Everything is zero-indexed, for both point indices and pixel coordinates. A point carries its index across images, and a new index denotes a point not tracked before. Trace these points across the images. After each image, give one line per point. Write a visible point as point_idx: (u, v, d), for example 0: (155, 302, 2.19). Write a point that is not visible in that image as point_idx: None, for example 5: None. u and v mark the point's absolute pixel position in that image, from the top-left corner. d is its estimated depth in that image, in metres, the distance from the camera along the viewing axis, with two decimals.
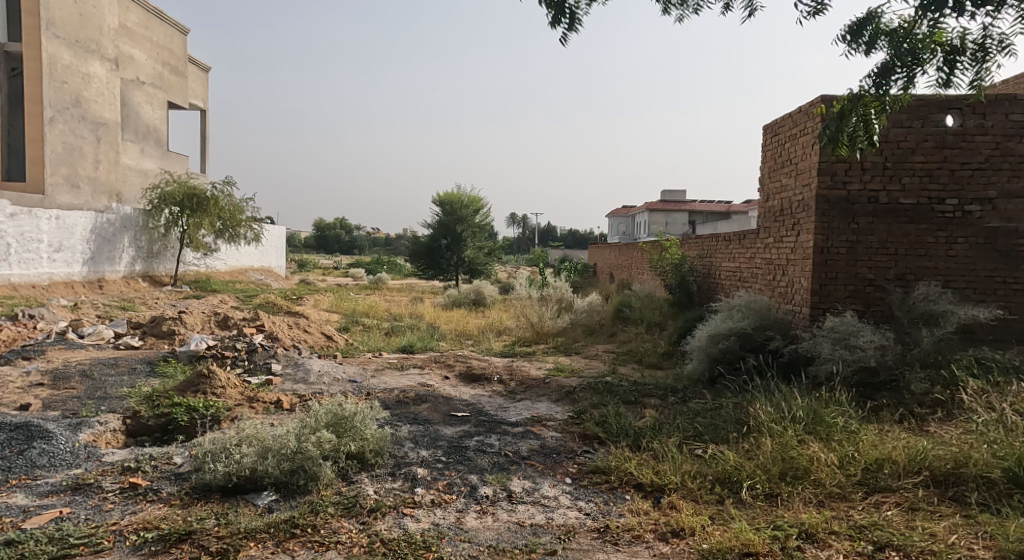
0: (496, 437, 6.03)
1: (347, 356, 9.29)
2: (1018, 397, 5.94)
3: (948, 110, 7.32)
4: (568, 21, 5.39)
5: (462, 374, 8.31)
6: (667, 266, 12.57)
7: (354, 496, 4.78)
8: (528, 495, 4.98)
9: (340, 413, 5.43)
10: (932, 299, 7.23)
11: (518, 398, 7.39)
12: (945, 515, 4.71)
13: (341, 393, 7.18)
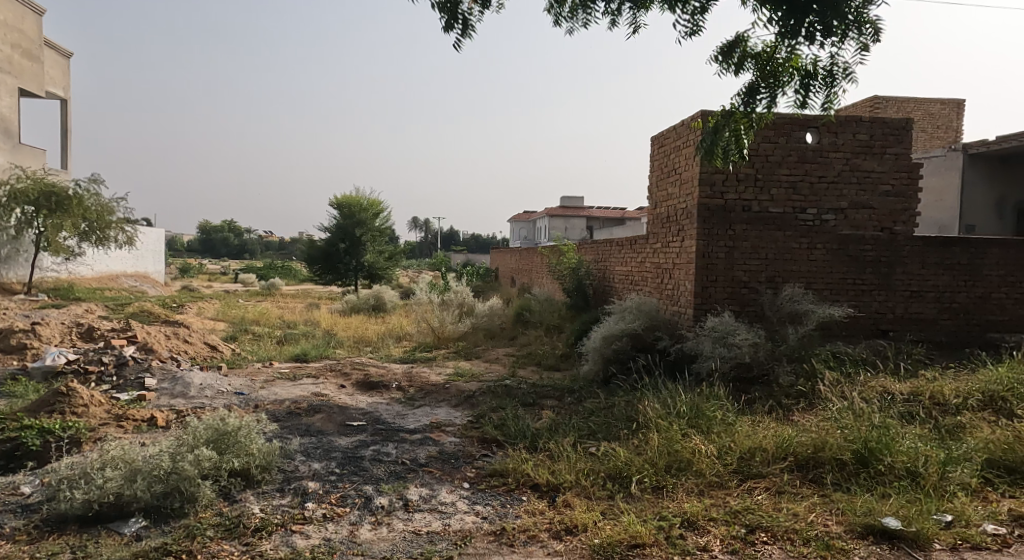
0: (393, 445, 6.12)
1: (233, 367, 9.07)
2: (866, 386, 6.64)
3: (808, 128, 8.04)
4: (462, 27, 5.54)
5: (359, 382, 8.31)
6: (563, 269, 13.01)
7: (236, 516, 4.75)
8: (425, 503, 5.11)
9: (222, 429, 5.36)
10: (797, 299, 7.92)
11: (417, 404, 7.49)
12: (805, 496, 5.19)
13: (226, 407, 7.04)
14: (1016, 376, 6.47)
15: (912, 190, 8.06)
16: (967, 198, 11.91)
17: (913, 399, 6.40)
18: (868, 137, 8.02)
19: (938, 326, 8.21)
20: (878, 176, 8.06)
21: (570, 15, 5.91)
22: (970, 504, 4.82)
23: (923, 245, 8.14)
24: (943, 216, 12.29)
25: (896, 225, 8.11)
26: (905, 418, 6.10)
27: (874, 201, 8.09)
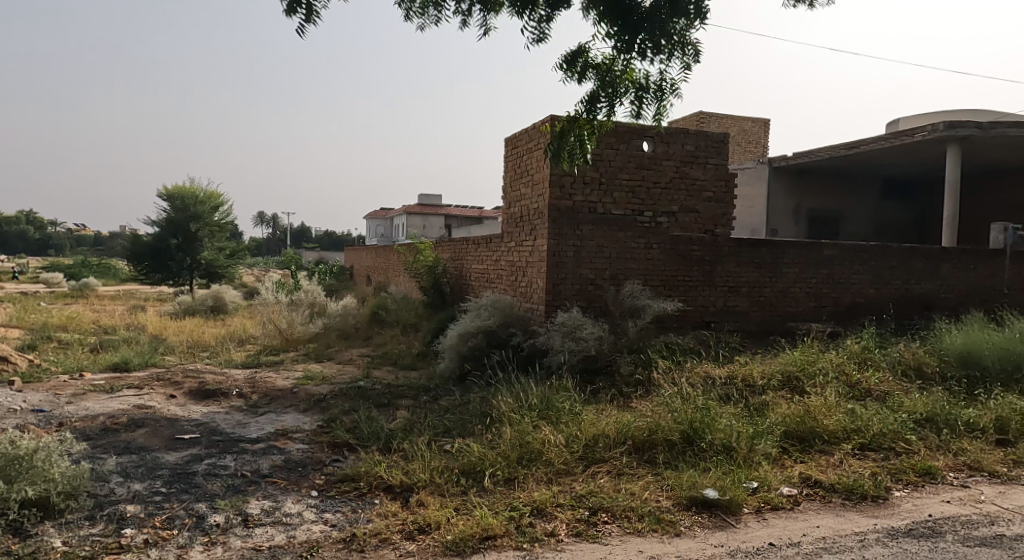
0: (231, 458, 5.99)
1: (29, 383, 8.33)
2: (692, 372, 7.37)
3: (644, 137, 8.73)
4: (307, 13, 5.51)
5: (191, 392, 7.99)
6: (416, 268, 13.12)
7: (31, 553, 4.39)
8: (267, 516, 5.00)
9: (12, 454, 4.89)
10: (636, 295, 8.55)
11: (260, 411, 7.34)
12: (642, 475, 5.64)
13: (20, 428, 6.51)
14: (807, 358, 7.49)
15: (728, 197, 9.07)
16: (774, 204, 13.34)
17: (729, 381, 7.19)
18: (694, 148, 8.87)
19: (750, 317, 9.22)
20: (703, 183, 8.95)
21: (421, 11, 6.07)
22: (772, 471, 5.50)
23: (737, 247, 9.11)
24: (753, 220, 13.62)
25: (717, 228, 9.07)
26: (722, 399, 6.84)
27: (699, 206, 8.96)
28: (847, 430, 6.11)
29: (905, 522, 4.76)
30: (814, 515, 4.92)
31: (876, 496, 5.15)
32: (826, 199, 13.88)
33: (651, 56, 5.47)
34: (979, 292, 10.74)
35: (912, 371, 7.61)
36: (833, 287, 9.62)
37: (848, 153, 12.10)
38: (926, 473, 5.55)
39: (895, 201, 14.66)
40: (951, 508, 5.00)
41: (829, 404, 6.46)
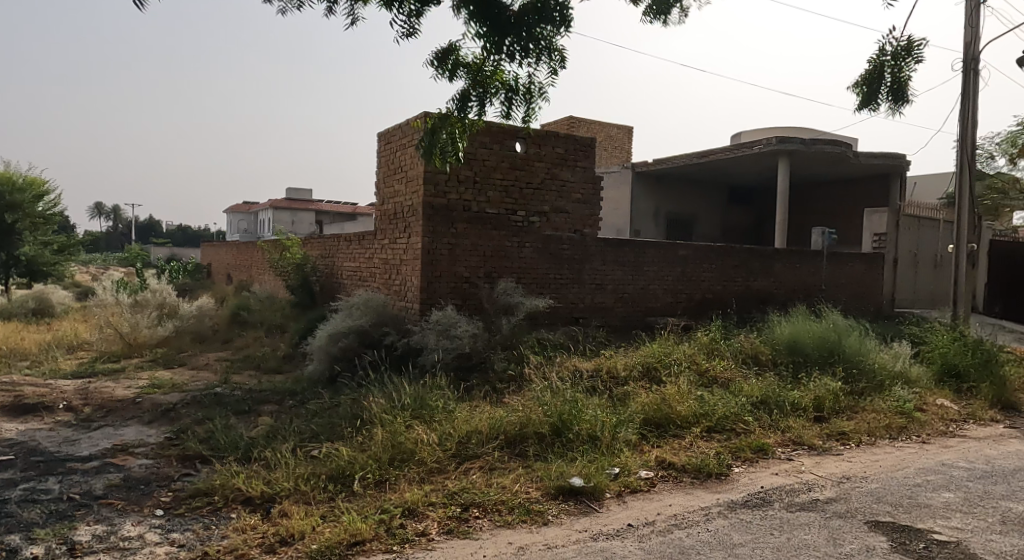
0: (57, 480, 5.57)
1: None
2: (561, 366, 7.67)
3: (516, 138, 8.96)
4: None
5: (7, 407, 7.31)
6: (280, 266, 12.69)
7: None
8: (100, 543, 4.67)
9: None
10: (510, 292, 8.75)
11: (94, 427, 6.87)
12: (512, 469, 5.79)
13: None
14: (664, 350, 8.01)
15: (596, 198, 9.51)
16: (636, 207, 14.05)
17: (595, 374, 7.56)
18: (563, 151, 9.22)
19: (615, 313, 9.70)
20: (572, 185, 9.32)
21: None
22: (631, 457, 5.85)
23: (604, 246, 9.55)
24: (619, 221, 14.27)
25: (585, 228, 9.47)
26: (589, 391, 7.17)
27: (569, 207, 9.32)
28: (696, 414, 6.61)
29: (742, 495, 5.24)
30: (667, 494, 5.31)
31: (719, 474, 5.62)
32: (682, 203, 14.82)
33: (519, 60, 5.63)
34: (805, 289, 11.92)
35: (751, 359, 8.44)
36: (687, 284, 10.32)
37: (699, 161, 13.06)
38: (759, 450, 6.15)
39: (740, 207, 15.93)
40: (777, 479, 5.57)
41: (682, 391, 6.96)
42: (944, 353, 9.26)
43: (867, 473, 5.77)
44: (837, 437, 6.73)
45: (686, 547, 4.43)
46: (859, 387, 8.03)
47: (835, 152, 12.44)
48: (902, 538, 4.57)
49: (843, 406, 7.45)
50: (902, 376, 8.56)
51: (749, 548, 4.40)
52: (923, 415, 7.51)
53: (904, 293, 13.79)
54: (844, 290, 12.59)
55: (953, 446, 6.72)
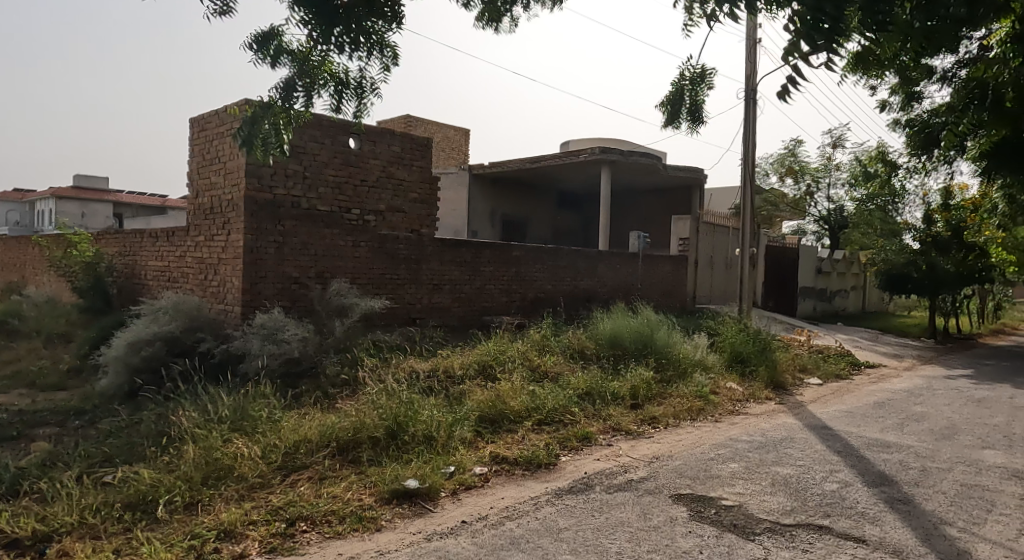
0: None
1: None
2: (397, 367, 7.61)
3: (350, 134, 8.76)
4: None
5: None
6: (67, 268, 11.35)
7: None
8: None
9: None
10: (343, 294, 8.45)
11: None
12: (345, 476, 5.57)
13: None
14: (498, 348, 8.19)
15: (433, 198, 9.58)
16: (472, 208, 14.24)
17: (433, 374, 7.56)
18: (399, 149, 9.20)
19: (451, 312, 9.77)
20: (408, 184, 9.32)
21: None
22: (467, 455, 5.91)
23: (440, 246, 9.61)
24: (455, 222, 14.33)
25: (422, 228, 9.49)
26: (425, 392, 7.14)
27: (405, 206, 9.29)
28: (528, 409, 6.82)
29: (568, 481, 5.48)
30: (500, 488, 5.41)
31: (547, 463, 5.83)
32: (516, 206, 15.24)
33: (349, 52, 5.23)
34: (623, 288, 12.73)
35: (578, 353, 8.90)
36: (521, 284, 10.62)
37: (531, 166, 13.50)
38: (584, 438, 6.49)
39: (568, 211, 16.69)
40: (598, 464, 5.91)
41: (515, 387, 7.14)
42: (732, 343, 10.43)
43: (671, 452, 6.33)
44: (649, 420, 7.30)
45: (517, 537, 4.55)
46: (666, 374, 8.80)
47: (647, 164, 13.46)
48: (699, 506, 5.04)
49: (654, 394, 8.11)
50: (701, 364, 9.45)
51: (573, 531, 4.61)
52: (716, 397, 8.46)
53: (703, 290, 15.23)
54: (656, 289, 13.57)
55: (739, 422, 7.63)
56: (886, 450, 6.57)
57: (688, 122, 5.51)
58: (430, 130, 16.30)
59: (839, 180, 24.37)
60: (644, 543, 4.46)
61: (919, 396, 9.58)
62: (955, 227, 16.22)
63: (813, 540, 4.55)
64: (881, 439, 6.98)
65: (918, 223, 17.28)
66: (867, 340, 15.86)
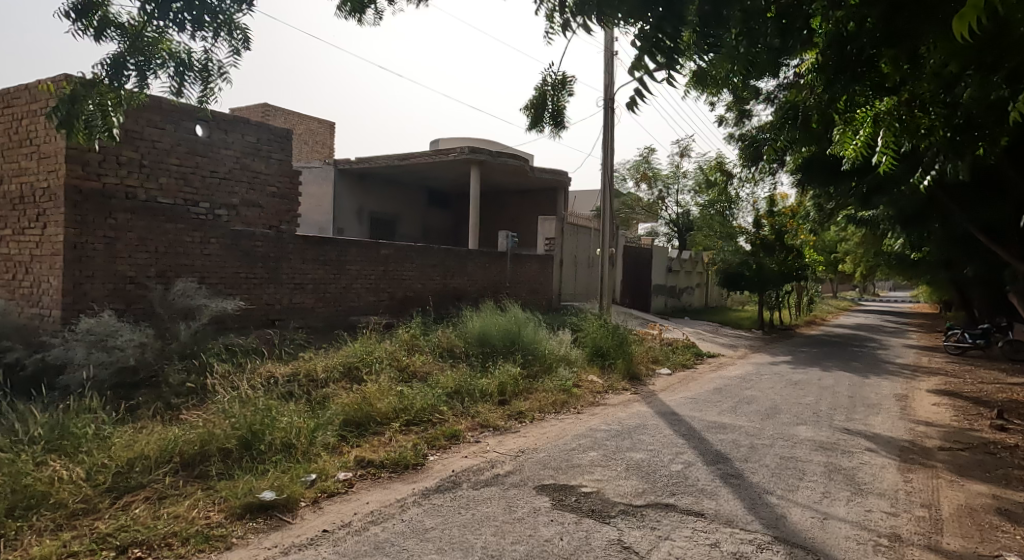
0: None
1: None
2: (254, 371, 7.23)
3: (196, 120, 8.28)
4: None
5: None
6: None
7: None
8: None
9: None
10: (188, 294, 7.74)
11: None
12: (188, 494, 5.00)
13: None
14: (365, 349, 8.09)
15: (292, 193, 9.29)
16: (338, 205, 13.92)
17: (292, 379, 7.27)
18: (254, 140, 8.85)
19: (315, 313, 9.42)
20: (265, 177, 8.97)
21: None
22: (329, 461, 5.67)
23: (302, 244, 9.25)
24: (320, 219, 13.98)
25: (281, 224, 9.17)
26: (284, 398, 6.78)
27: (261, 201, 8.91)
28: (396, 410, 6.81)
29: (434, 481, 5.55)
30: (365, 493, 5.26)
31: (415, 464, 5.86)
32: (383, 204, 15.04)
33: (191, 32, 4.94)
34: (491, 286, 12.93)
35: (447, 353, 8.97)
36: (388, 283, 10.50)
37: (399, 164, 13.42)
38: (451, 436, 6.59)
39: (437, 210, 16.69)
40: (466, 461, 6.03)
41: (382, 388, 7.08)
42: (593, 338, 10.92)
43: (537, 444, 6.57)
44: (515, 416, 7.52)
45: (381, 541, 4.53)
46: (533, 370, 9.13)
47: (515, 166, 13.82)
48: (559, 495, 5.29)
49: (521, 389, 8.37)
50: (565, 358, 9.87)
51: (439, 530, 4.70)
52: (578, 390, 8.87)
53: (567, 288, 15.81)
54: (523, 287, 13.90)
55: (599, 412, 8.07)
56: (722, 431, 7.21)
57: (550, 127, 5.79)
58: (289, 121, 15.71)
59: (685, 187, 26.11)
60: (509, 535, 4.63)
61: (748, 381, 10.57)
62: (777, 231, 17.94)
63: (659, 518, 4.91)
64: (718, 421, 7.65)
65: (748, 226, 18.79)
66: (707, 332, 17.20)
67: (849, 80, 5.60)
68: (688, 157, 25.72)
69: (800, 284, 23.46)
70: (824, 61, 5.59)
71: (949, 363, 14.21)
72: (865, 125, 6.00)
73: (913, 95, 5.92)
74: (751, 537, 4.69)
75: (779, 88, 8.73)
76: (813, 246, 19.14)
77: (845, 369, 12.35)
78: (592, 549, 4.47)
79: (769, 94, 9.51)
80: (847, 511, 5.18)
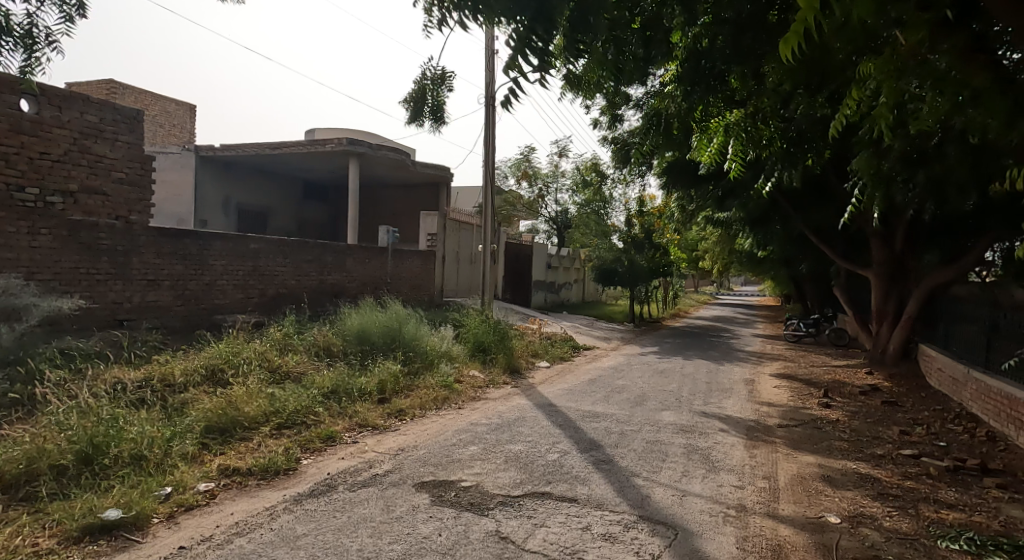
0: None
1: None
2: (96, 379, 6.50)
3: (22, 94, 7.37)
4: None
5: None
6: None
7: None
8: None
9: None
10: (12, 292, 6.72)
11: None
12: (11, 520, 4.49)
13: None
14: (231, 349, 7.60)
15: (144, 180, 8.49)
16: (199, 194, 12.91)
17: (144, 384, 6.67)
18: (95, 119, 8.02)
19: (172, 313, 8.58)
20: (110, 161, 8.15)
21: None
22: (187, 472, 5.28)
23: (157, 236, 8.33)
24: (179, 209, 12.85)
25: (131, 215, 8.37)
26: (135, 405, 6.27)
27: (104, 188, 8.08)
28: (266, 413, 6.48)
29: (308, 485, 5.31)
30: (229, 503, 4.95)
31: (287, 469, 5.59)
32: (251, 195, 14.26)
33: None
34: (372, 282, 12.62)
35: (324, 352, 8.62)
36: (258, 279, 9.92)
37: (271, 152, 12.83)
38: (328, 438, 6.35)
39: (312, 203, 16.08)
40: (343, 463, 5.82)
41: (250, 391, 6.71)
42: (475, 333, 10.88)
43: (417, 442, 6.44)
44: (395, 414, 7.36)
45: (244, 554, 4.26)
46: (414, 366, 8.99)
47: (396, 159, 13.56)
48: (439, 491, 5.22)
49: (401, 387, 8.21)
50: (447, 354, 9.81)
51: (311, 536, 4.49)
52: (460, 385, 8.82)
53: (449, 284, 15.72)
54: (405, 283, 13.69)
55: (480, 407, 8.05)
56: (595, 420, 7.41)
57: (431, 122, 5.68)
58: (140, 100, 14.59)
59: (563, 187, 26.67)
60: (386, 535, 4.50)
61: (619, 371, 10.99)
62: (646, 230, 18.88)
63: (536, 507, 4.96)
64: (591, 410, 7.86)
65: (622, 226, 19.50)
66: (584, 325, 17.72)
67: (704, 91, 6.23)
68: (567, 157, 26.31)
69: (665, 279, 24.67)
70: (682, 73, 6.14)
71: (789, 350, 15.45)
72: (718, 134, 6.27)
73: (755, 109, 6.29)
74: (619, 517, 4.82)
75: (646, 94, 9.04)
76: (676, 243, 20.17)
77: (705, 357, 13.14)
78: (471, 542, 4.42)
79: (639, 100, 9.86)
80: (703, 487, 5.45)
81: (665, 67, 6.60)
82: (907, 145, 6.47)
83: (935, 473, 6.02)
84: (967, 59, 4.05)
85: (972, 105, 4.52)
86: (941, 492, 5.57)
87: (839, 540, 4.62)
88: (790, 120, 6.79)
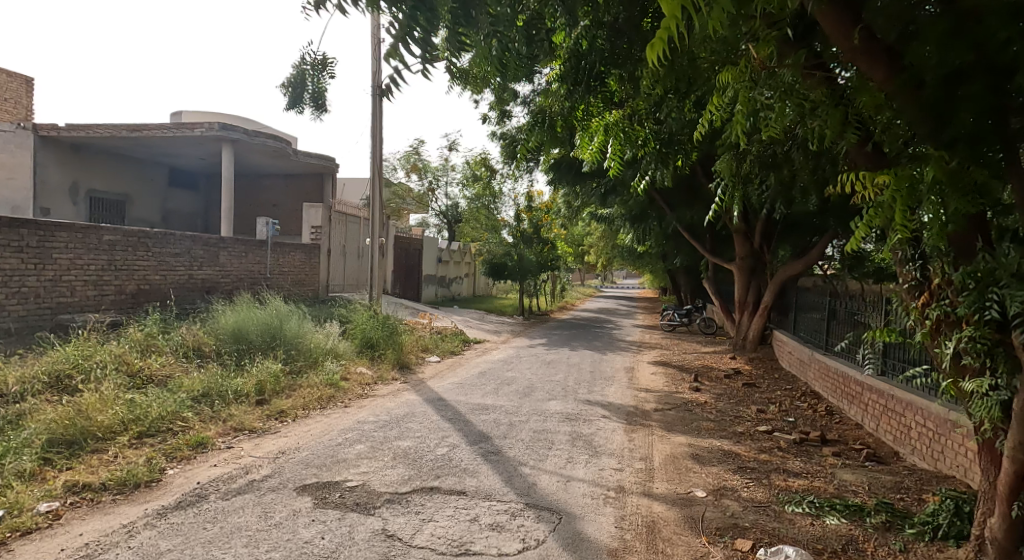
0: None
1: None
2: None
3: None
4: None
5: None
6: None
7: None
8: None
9: None
10: None
11: None
12: None
13: None
14: (82, 353, 6.97)
15: None
16: (39, 179, 11.73)
17: None
18: None
19: (6, 313, 7.71)
20: None
21: None
22: (26, 492, 4.76)
23: None
24: (13, 196, 11.65)
25: None
26: None
27: None
28: (124, 422, 5.97)
29: (174, 497, 4.93)
30: (78, 523, 4.51)
31: (148, 482, 5.16)
32: (104, 182, 13.17)
33: None
34: (248, 277, 12.00)
35: (193, 352, 8.08)
36: (115, 273, 9.16)
37: (128, 135, 11.89)
38: (197, 444, 5.94)
39: (179, 193, 15.11)
40: (215, 470, 5.47)
41: (105, 398, 6.17)
42: (362, 329, 10.56)
43: (299, 443, 6.17)
44: (276, 415, 7.02)
45: None
46: (297, 365, 8.63)
47: (275, 148, 12.99)
48: (323, 493, 5.00)
49: (282, 387, 7.85)
50: (332, 352, 9.47)
51: (178, 551, 4.16)
52: (346, 383, 8.54)
53: (335, 279, 15.21)
54: (286, 279, 13.10)
55: (367, 404, 7.83)
56: (484, 412, 7.37)
57: (311, 108, 4.99)
58: None
59: (453, 180, 26.57)
60: (263, 543, 4.24)
61: (508, 363, 11.02)
62: (535, 225, 19.06)
63: (424, 502, 4.84)
64: (480, 403, 7.82)
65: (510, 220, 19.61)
66: (474, 319, 17.69)
67: (584, 91, 6.41)
68: (456, 151, 26.26)
69: (552, 273, 25.09)
70: (565, 72, 6.20)
71: (665, 338, 16.10)
72: (597, 132, 6.35)
73: (632, 110, 6.45)
74: (506, 506, 4.80)
75: (533, 93, 9.12)
76: (563, 237, 20.54)
77: (591, 348, 13.42)
78: (356, 543, 4.25)
79: (526, 98, 9.90)
80: (586, 471, 5.53)
81: (549, 65, 6.62)
82: (761, 150, 6.79)
83: (784, 446, 6.42)
84: (808, 74, 4.53)
85: (813, 117, 4.73)
86: (790, 461, 5.94)
87: (704, 512, 4.81)
88: (661, 122, 6.98)
